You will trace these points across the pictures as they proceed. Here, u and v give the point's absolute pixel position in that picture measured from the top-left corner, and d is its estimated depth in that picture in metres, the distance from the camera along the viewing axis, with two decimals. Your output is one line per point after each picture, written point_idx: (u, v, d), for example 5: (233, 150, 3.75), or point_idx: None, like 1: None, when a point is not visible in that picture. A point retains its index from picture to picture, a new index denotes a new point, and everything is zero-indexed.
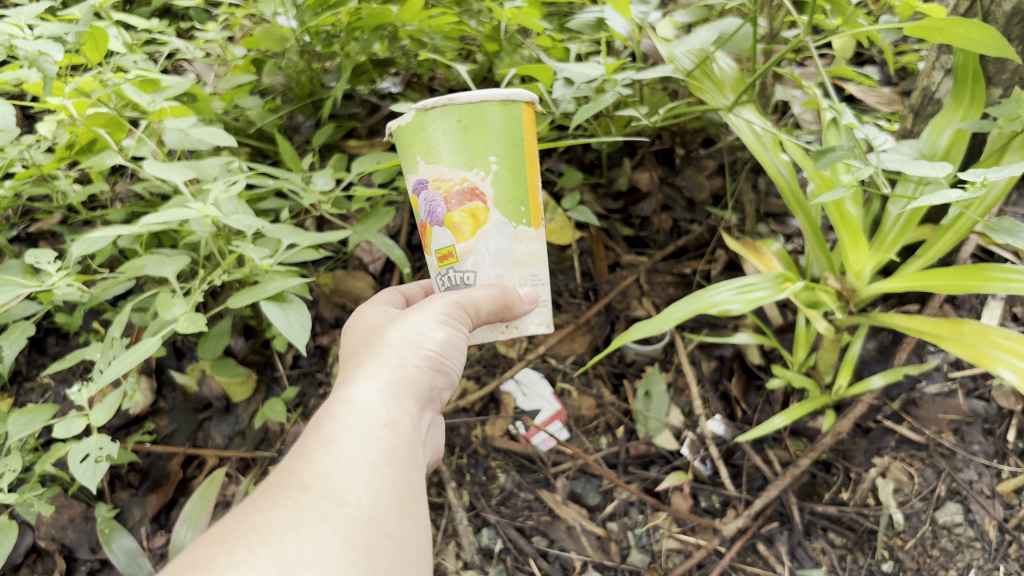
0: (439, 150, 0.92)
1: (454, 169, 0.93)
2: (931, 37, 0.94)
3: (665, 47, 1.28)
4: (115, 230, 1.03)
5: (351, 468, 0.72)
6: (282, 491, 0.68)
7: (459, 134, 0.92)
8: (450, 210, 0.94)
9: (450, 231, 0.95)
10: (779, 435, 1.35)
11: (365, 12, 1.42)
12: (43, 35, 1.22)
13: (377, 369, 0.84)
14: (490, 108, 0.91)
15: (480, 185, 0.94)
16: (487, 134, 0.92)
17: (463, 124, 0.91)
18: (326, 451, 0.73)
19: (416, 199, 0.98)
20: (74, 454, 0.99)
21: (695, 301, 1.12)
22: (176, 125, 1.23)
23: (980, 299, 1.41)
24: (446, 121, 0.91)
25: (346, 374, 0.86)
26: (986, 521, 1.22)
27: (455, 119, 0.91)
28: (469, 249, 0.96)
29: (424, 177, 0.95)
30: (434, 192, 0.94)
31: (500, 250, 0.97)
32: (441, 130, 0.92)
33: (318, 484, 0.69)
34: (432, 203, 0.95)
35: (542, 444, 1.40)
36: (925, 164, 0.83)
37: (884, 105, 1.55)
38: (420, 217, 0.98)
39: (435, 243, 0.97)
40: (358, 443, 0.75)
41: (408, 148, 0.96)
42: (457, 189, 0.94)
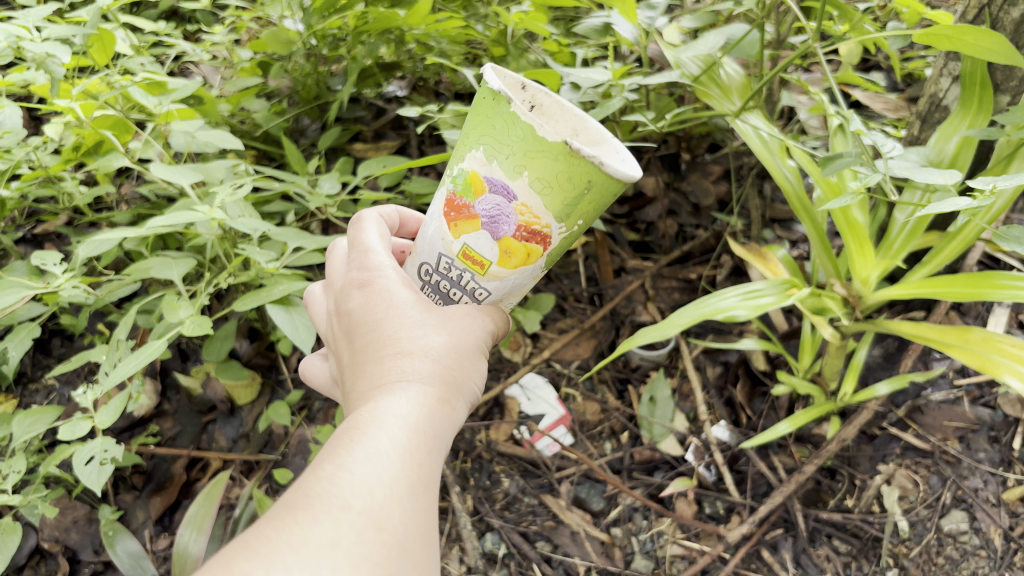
0: (542, 181, 0.71)
1: (548, 215, 0.73)
2: (939, 44, 0.94)
3: (672, 52, 1.28)
4: (122, 232, 1.04)
5: (392, 492, 0.70)
6: (322, 505, 0.66)
7: (572, 190, 0.72)
8: (514, 240, 0.75)
9: (497, 251, 0.77)
10: (784, 442, 1.35)
11: (371, 15, 1.42)
12: (51, 37, 1.22)
13: (421, 378, 0.80)
14: (617, 186, 0.73)
15: (555, 236, 0.76)
16: (595, 200, 0.74)
17: (587, 189, 0.71)
18: (369, 468, 0.71)
19: (478, 182, 0.75)
20: (78, 457, 0.99)
21: (700, 307, 1.12)
22: (184, 128, 1.25)
23: (986, 306, 1.41)
24: (578, 175, 0.70)
25: (383, 361, 0.82)
26: (992, 529, 1.22)
27: (584, 181, 0.71)
28: (498, 276, 0.80)
29: (512, 190, 0.73)
30: (512, 210, 0.74)
31: (520, 284, 0.83)
32: (564, 173, 0.70)
33: (357, 504, 0.68)
34: (505, 219, 0.75)
35: (546, 449, 1.39)
36: (934, 172, 0.83)
37: (889, 111, 1.52)
38: (473, 204, 0.76)
39: (471, 240, 0.78)
40: (400, 462, 0.73)
41: (517, 145, 0.71)
42: (534, 228, 0.74)
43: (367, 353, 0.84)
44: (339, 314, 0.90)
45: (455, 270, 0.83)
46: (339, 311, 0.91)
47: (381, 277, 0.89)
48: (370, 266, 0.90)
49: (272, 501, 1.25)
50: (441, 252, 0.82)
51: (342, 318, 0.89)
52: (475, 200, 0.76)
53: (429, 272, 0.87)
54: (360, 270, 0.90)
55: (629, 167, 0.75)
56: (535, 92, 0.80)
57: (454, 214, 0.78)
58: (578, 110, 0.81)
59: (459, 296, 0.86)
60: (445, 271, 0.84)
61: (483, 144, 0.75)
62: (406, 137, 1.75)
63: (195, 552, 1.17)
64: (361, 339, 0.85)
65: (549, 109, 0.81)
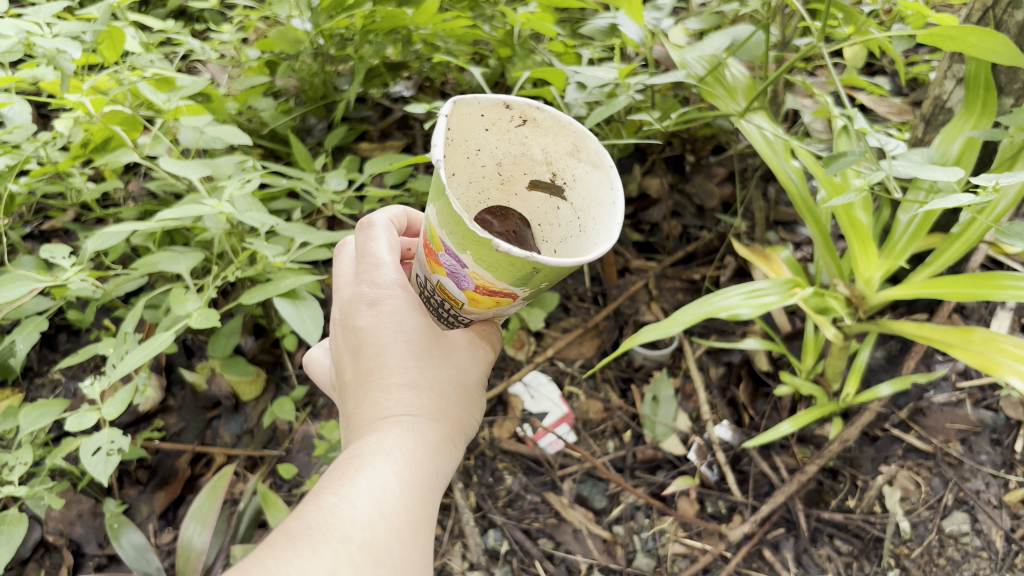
0: (487, 263, 0.67)
1: (501, 285, 0.69)
2: (943, 45, 0.95)
3: (677, 52, 1.28)
4: (131, 225, 1.05)
5: (392, 526, 0.72)
6: (323, 537, 0.68)
7: (518, 271, 0.66)
8: (477, 293, 0.74)
9: (465, 295, 0.76)
10: (786, 442, 1.35)
11: (379, 14, 1.43)
12: (62, 34, 1.23)
13: (421, 415, 0.81)
14: (567, 267, 0.66)
15: (521, 290, 0.73)
16: (551, 274, 0.68)
17: (533, 271, 0.66)
18: (370, 501, 0.72)
19: (436, 238, 0.72)
20: (85, 447, 1.00)
21: (704, 305, 1.12)
22: (193, 123, 1.26)
23: (989, 309, 1.42)
24: (518, 265, 0.65)
25: (386, 389, 0.82)
26: (993, 531, 1.23)
27: (526, 267, 0.65)
28: (476, 310, 0.79)
29: (462, 259, 0.69)
30: (466, 274, 0.71)
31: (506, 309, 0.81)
32: (503, 262, 0.65)
33: (357, 536, 0.69)
34: (463, 276, 0.72)
35: (550, 446, 1.40)
36: (936, 170, 0.83)
37: (895, 114, 1.55)
38: (438, 251, 0.74)
39: (442, 281, 0.77)
40: (399, 497, 0.75)
41: (454, 227, 0.66)
42: (491, 289, 0.72)
43: (371, 377, 0.83)
44: (344, 327, 0.88)
45: (437, 301, 0.82)
46: (344, 324, 0.88)
47: (392, 296, 0.85)
48: (379, 283, 0.86)
49: (275, 495, 1.25)
50: (427, 275, 0.81)
51: (346, 332, 0.87)
52: (438, 251, 0.73)
53: (421, 289, 0.86)
54: (369, 283, 0.86)
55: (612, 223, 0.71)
56: (523, 108, 0.77)
57: (429, 253, 0.77)
58: (573, 129, 0.76)
59: (450, 318, 0.85)
60: (432, 296, 0.83)
61: (435, 205, 0.70)
62: (412, 137, 1.76)
63: (199, 545, 1.18)
64: (366, 361, 0.84)
65: (545, 123, 0.78)
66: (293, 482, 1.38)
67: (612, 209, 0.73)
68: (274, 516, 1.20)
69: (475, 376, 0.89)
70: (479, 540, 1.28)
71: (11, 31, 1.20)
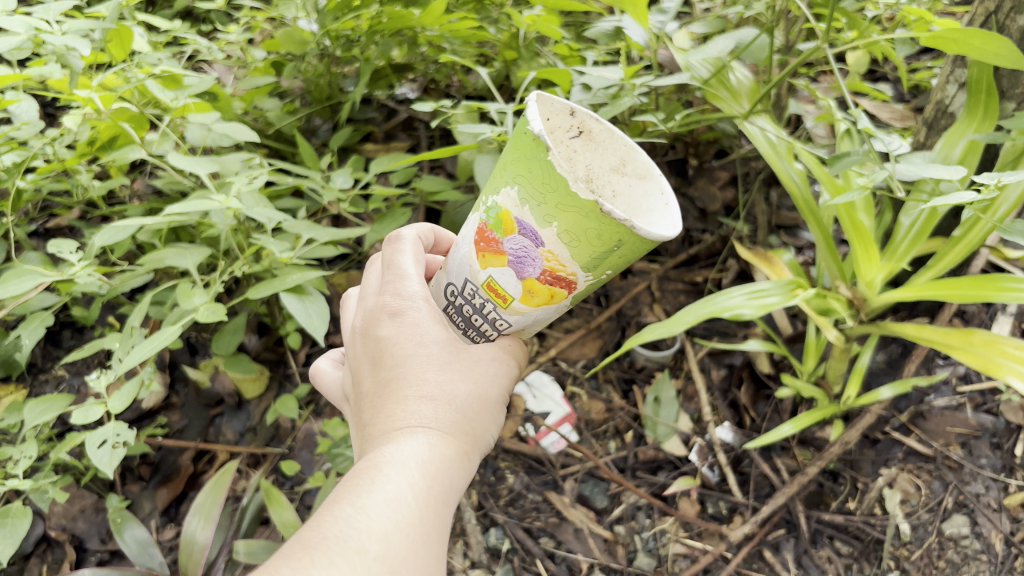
0: (571, 235, 0.67)
1: (573, 266, 0.70)
2: (947, 48, 0.96)
3: (681, 56, 1.29)
4: (139, 219, 1.06)
5: (407, 538, 0.70)
6: (339, 547, 0.66)
7: (601, 247, 0.68)
8: (538, 281, 0.73)
9: (521, 288, 0.74)
10: (787, 444, 1.36)
11: (385, 15, 1.44)
12: (70, 32, 1.25)
13: (442, 427, 0.79)
14: (645, 244, 0.68)
15: (583, 280, 0.73)
16: (624, 257, 0.69)
17: (617, 247, 0.67)
18: (387, 512, 0.71)
19: (509, 220, 0.71)
20: (91, 440, 1.00)
21: (708, 305, 1.13)
22: (201, 120, 1.27)
23: (990, 314, 1.42)
24: (608, 237, 0.66)
25: (403, 401, 0.80)
26: (993, 534, 1.23)
27: (613, 240, 0.66)
28: (521, 310, 0.77)
29: (540, 236, 0.69)
30: (538, 255, 0.70)
31: (547, 314, 0.80)
32: (595, 231, 0.66)
33: (373, 547, 0.67)
34: (529, 260, 0.71)
35: (551, 446, 1.40)
36: (941, 169, 0.84)
37: (896, 120, 1.56)
38: (501, 239, 0.73)
39: (496, 275, 0.75)
40: (416, 509, 0.73)
41: (545, 194, 0.66)
42: (559, 273, 0.71)
43: (390, 388, 0.82)
44: (365, 337, 0.87)
45: (477, 305, 0.81)
46: (365, 333, 0.87)
47: (414, 308, 0.84)
48: (403, 294, 0.86)
49: (277, 492, 1.25)
50: (468, 277, 0.79)
51: (367, 342, 0.86)
52: (503, 237, 0.72)
53: (454, 297, 0.83)
54: (392, 294, 0.86)
55: (671, 220, 0.73)
56: (585, 117, 0.78)
57: (483, 244, 0.75)
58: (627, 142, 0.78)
59: (485, 327, 0.83)
60: (469, 296, 0.81)
61: (517, 182, 0.69)
62: (416, 138, 1.78)
63: (202, 539, 1.19)
64: (385, 372, 0.83)
65: (600, 136, 0.80)
66: (296, 479, 1.38)
67: (667, 209, 0.74)
68: (277, 513, 1.20)
69: (499, 392, 0.87)
70: (481, 538, 1.29)
71: (21, 28, 1.18)
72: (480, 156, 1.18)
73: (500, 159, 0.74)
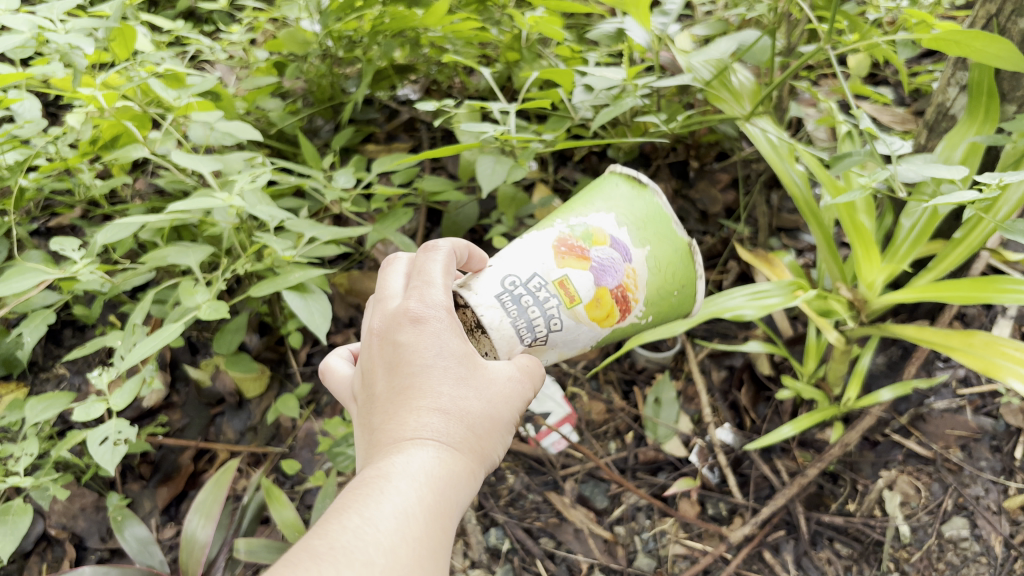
0: (654, 255, 1.01)
1: (643, 288, 1.00)
2: (948, 49, 0.96)
3: (684, 58, 1.30)
4: (141, 217, 1.06)
5: (413, 553, 0.70)
6: (347, 559, 0.66)
7: (670, 285, 1.04)
8: (610, 292, 0.97)
9: (593, 294, 0.96)
10: (787, 446, 1.36)
11: (388, 16, 1.44)
12: (74, 31, 1.25)
13: (453, 441, 0.79)
14: (678, 302, 1.06)
15: (631, 312, 1.01)
16: (667, 304, 1.05)
17: (674, 292, 1.05)
18: (394, 525, 0.70)
19: (601, 237, 0.99)
20: (92, 437, 1.00)
21: (708, 305, 1.19)
22: (204, 119, 1.27)
23: (990, 317, 1.42)
24: (677, 279, 1.04)
25: (416, 410, 0.80)
26: (992, 537, 1.23)
27: (680, 283, 1.05)
28: (576, 317, 0.96)
29: (630, 255, 0.99)
30: (622, 268, 0.98)
31: (576, 341, 0.99)
32: (668, 264, 1.03)
33: (380, 560, 0.67)
34: (612, 271, 0.98)
35: (552, 446, 1.38)
36: (943, 168, 0.85)
37: (897, 123, 1.57)
38: (591, 251, 0.98)
39: (578, 275, 0.96)
40: (422, 523, 0.72)
41: (643, 225, 1.02)
42: (626, 287, 0.99)
43: (403, 395, 0.81)
44: (381, 340, 0.87)
45: (543, 301, 0.94)
46: (382, 337, 0.87)
47: (437, 318, 0.85)
48: (427, 302, 0.86)
49: (278, 490, 1.25)
50: (539, 277, 0.95)
51: (383, 346, 0.86)
52: (590, 249, 0.98)
53: (514, 291, 0.94)
54: (416, 301, 0.86)
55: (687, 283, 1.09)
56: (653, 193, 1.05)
57: (568, 251, 0.97)
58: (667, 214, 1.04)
59: (537, 324, 0.94)
60: (535, 290, 0.95)
61: (613, 212, 1.02)
62: (418, 139, 1.78)
63: (202, 537, 1.19)
64: (400, 379, 0.82)
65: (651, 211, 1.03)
66: (297, 479, 1.39)
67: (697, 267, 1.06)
68: (278, 512, 1.20)
69: (511, 412, 0.86)
70: (481, 538, 1.29)
71: (25, 26, 1.20)
72: (481, 156, 1.18)
73: (580, 209, 1.04)
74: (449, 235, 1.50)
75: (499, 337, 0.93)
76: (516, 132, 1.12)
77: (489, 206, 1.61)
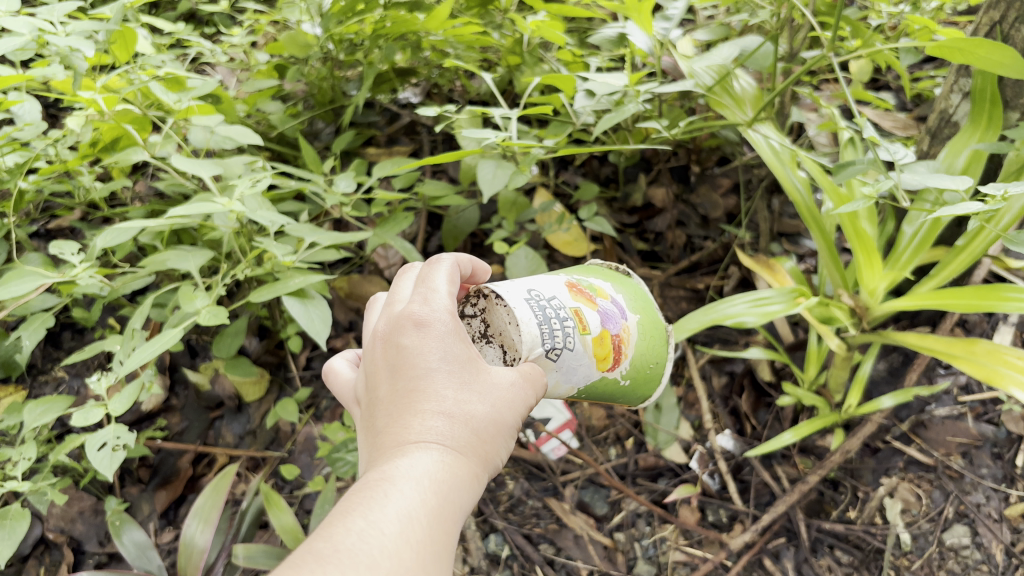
0: (643, 312, 1.07)
1: (632, 347, 1.04)
2: (950, 56, 0.96)
3: (687, 63, 1.31)
4: (141, 221, 1.05)
5: (419, 556, 0.68)
6: (353, 562, 0.64)
7: (652, 354, 1.07)
8: (611, 337, 1.00)
9: (600, 331, 0.99)
10: (788, 452, 1.36)
11: (389, 19, 1.44)
12: (75, 33, 1.24)
13: (456, 444, 0.78)
14: (649, 378, 1.09)
15: (617, 369, 1.03)
16: (643, 375, 1.07)
17: (651, 363, 1.08)
18: (399, 528, 0.69)
19: (603, 293, 1.04)
20: (91, 442, 1.00)
21: (710, 312, 1.18)
22: (204, 123, 1.26)
23: (992, 323, 1.41)
24: (655, 351, 1.08)
25: (419, 414, 0.79)
26: (993, 545, 1.22)
27: (657, 354, 1.08)
28: (584, 346, 0.97)
29: (627, 315, 1.04)
30: (621, 321, 1.02)
31: (573, 374, 0.98)
32: (650, 333, 1.07)
33: (385, 563, 0.66)
34: (614, 320, 1.01)
35: (552, 452, 1.39)
36: (946, 178, 0.85)
37: (899, 129, 1.57)
38: (597, 298, 1.02)
39: (590, 310, 0.98)
40: (426, 527, 0.71)
41: (635, 291, 1.08)
42: (621, 336, 1.02)
43: (407, 399, 0.81)
44: (384, 343, 0.87)
45: (563, 318, 0.95)
46: (385, 340, 0.87)
47: (440, 322, 0.85)
48: (431, 306, 0.86)
49: (277, 496, 1.24)
50: (557, 299, 0.97)
51: (386, 350, 0.86)
52: (596, 297, 1.02)
53: (538, 302, 0.95)
54: (420, 306, 0.86)
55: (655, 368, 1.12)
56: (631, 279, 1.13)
57: (579, 292, 1.01)
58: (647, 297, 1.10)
59: (556, 336, 0.94)
60: (555, 308, 0.96)
61: (606, 279, 1.09)
62: (419, 142, 1.78)
63: (201, 543, 1.19)
64: (405, 382, 0.82)
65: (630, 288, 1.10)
66: (296, 483, 1.38)
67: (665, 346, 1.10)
68: (277, 517, 1.20)
69: (513, 418, 0.85)
70: (480, 544, 1.29)
71: (25, 29, 1.17)
72: (482, 161, 1.18)
73: (579, 273, 1.09)
74: (449, 239, 1.49)
75: (524, 333, 0.92)
76: (517, 139, 1.12)
77: (490, 211, 1.61)
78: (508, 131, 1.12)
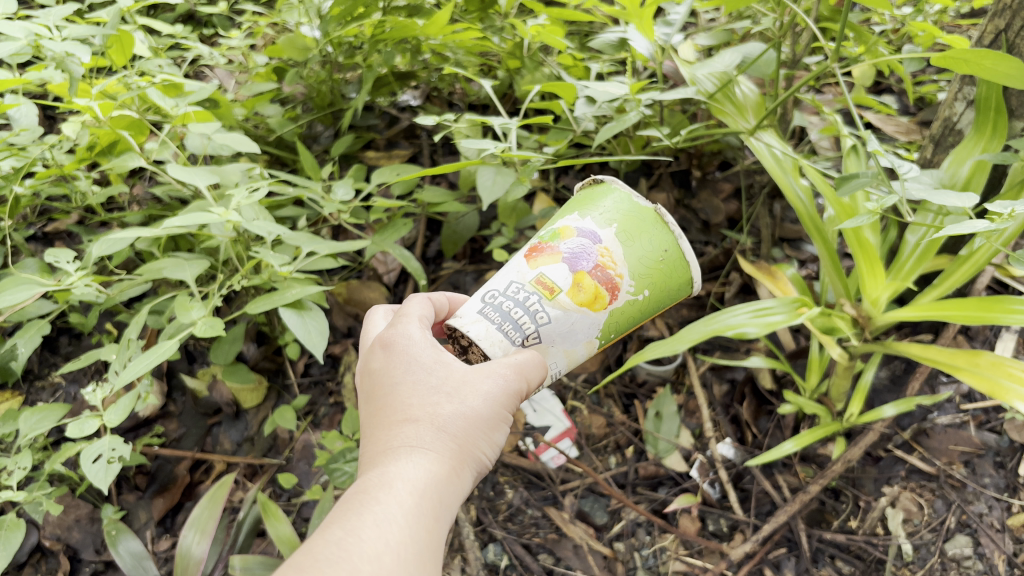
0: (618, 228, 0.94)
1: (624, 263, 0.93)
2: (955, 67, 0.95)
3: (688, 69, 1.28)
4: (135, 231, 1.04)
5: (400, 557, 0.68)
6: (332, 569, 0.65)
7: (655, 257, 0.94)
8: (587, 274, 0.91)
9: (571, 281, 0.91)
10: (789, 460, 1.35)
11: (389, 24, 1.43)
12: (71, 37, 1.22)
13: (433, 444, 0.78)
14: (680, 275, 0.97)
15: (621, 292, 0.93)
16: (660, 274, 0.95)
17: (661, 256, 0.94)
18: (378, 533, 0.69)
19: (566, 233, 0.94)
20: (86, 455, 0.99)
21: (711, 323, 1.17)
22: (200, 131, 1.25)
23: (994, 331, 1.40)
24: (654, 243, 0.94)
25: (394, 426, 0.80)
26: (995, 555, 1.21)
27: (661, 249, 0.94)
28: (562, 307, 0.91)
29: (599, 236, 0.93)
30: (595, 251, 0.92)
31: (574, 334, 0.94)
32: (644, 236, 0.94)
33: (365, 568, 0.66)
34: (585, 256, 0.92)
35: (551, 461, 1.39)
36: (951, 194, 0.83)
37: (901, 133, 1.54)
38: (558, 246, 0.94)
39: (550, 269, 0.92)
40: (407, 528, 0.71)
41: (608, 208, 0.96)
42: (605, 267, 0.92)
43: (381, 416, 0.82)
44: (364, 374, 0.89)
45: (523, 301, 0.91)
46: (364, 372, 0.89)
47: (405, 339, 0.87)
48: (398, 329, 0.89)
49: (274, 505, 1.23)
50: (512, 285, 0.93)
51: (364, 381, 0.89)
52: (559, 244, 0.94)
53: (494, 302, 0.92)
54: (387, 332, 0.89)
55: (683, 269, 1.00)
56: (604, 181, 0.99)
57: (536, 256, 0.94)
58: (624, 191, 0.96)
59: (523, 323, 0.91)
60: (513, 294, 0.92)
61: (575, 211, 0.98)
62: (418, 146, 1.77)
63: (197, 553, 1.18)
64: (380, 401, 0.84)
65: (604, 197, 0.97)
66: (292, 491, 1.37)
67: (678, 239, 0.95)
68: (273, 527, 1.18)
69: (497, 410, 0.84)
70: (479, 554, 1.28)
71: (21, 33, 1.16)
72: (482, 168, 1.17)
73: (553, 218, 1.00)
74: (449, 244, 1.49)
75: (489, 347, 0.90)
76: (517, 150, 1.10)
77: (490, 215, 1.60)
78: (508, 140, 1.12)
